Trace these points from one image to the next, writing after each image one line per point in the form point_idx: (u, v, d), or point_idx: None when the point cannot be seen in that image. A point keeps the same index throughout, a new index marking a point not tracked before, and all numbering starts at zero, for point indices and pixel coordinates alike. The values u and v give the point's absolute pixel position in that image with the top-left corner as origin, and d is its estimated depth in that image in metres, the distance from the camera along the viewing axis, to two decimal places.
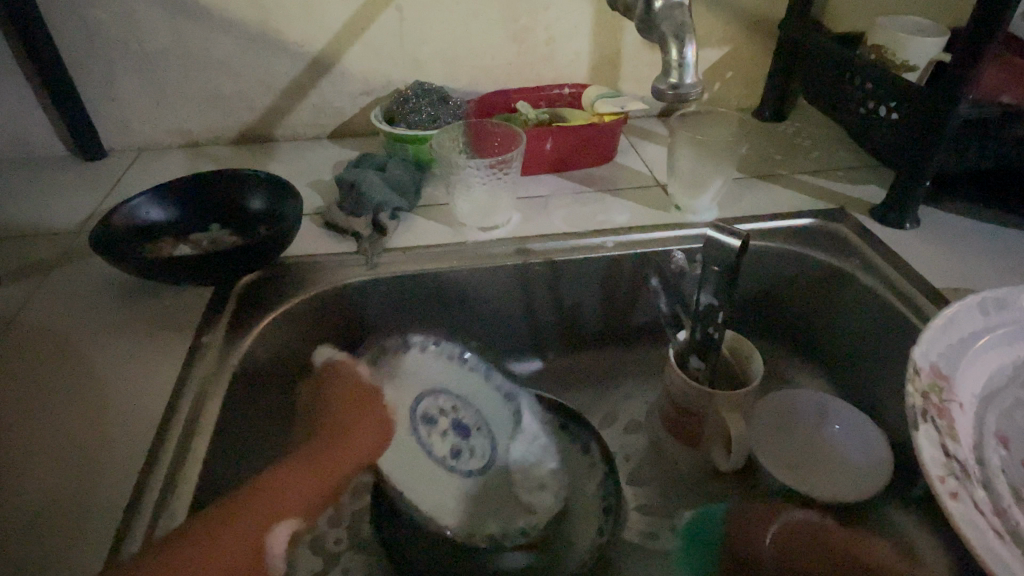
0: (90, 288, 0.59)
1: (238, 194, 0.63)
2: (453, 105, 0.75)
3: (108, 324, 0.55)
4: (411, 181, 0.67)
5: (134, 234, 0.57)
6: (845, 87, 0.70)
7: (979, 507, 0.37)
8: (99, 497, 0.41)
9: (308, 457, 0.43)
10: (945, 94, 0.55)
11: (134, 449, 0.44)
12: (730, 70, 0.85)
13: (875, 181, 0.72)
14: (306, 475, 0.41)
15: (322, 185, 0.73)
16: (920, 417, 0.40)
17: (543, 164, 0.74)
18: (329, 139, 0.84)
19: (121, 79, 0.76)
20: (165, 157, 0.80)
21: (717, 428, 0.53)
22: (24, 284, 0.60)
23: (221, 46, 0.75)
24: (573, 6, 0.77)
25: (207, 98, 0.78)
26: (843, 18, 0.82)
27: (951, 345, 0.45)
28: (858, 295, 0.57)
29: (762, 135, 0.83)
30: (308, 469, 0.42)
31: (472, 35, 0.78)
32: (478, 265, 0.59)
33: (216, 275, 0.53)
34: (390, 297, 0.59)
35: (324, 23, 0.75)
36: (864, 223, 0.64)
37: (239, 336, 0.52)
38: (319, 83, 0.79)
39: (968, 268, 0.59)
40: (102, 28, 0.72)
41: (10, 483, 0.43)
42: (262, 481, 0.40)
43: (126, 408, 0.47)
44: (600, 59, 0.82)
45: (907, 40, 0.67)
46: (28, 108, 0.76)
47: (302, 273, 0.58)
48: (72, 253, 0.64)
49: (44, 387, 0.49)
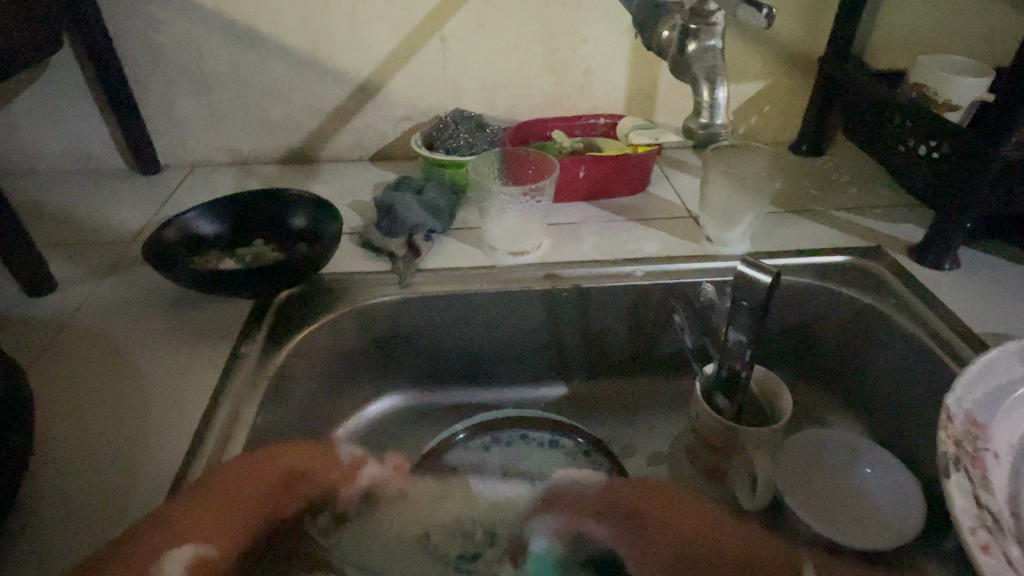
0: (139, 297, 0.62)
1: (283, 211, 0.65)
2: (490, 132, 0.77)
3: (153, 332, 0.57)
4: (445, 205, 0.69)
5: (183, 247, 0.61)
6: (885, 124, 0.69)
7: (1013, 563, 0.36)
8: (136, 499, 0.43)
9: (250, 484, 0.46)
10: (987, 137, 0.54)
11: (168, 456, 0.46)
12: (768, 104, 0.85)
13: (914, 220, 0.71)
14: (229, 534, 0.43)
15: (361, 206, 0.75)
16: (954, 466, 0.40)
17: (575, 191, 0.75)
18: (370, 161, 0.87)
19: (180, 100, 0.80)
20: (214, 174, 0.84)
21: (741, 465, 0.52)
22: (79, 289, 0.64)
23: (274, 71, 0.79)
24: (612, 40, 0.79)
25: (258, 120, 0.82)
26: (884, 57, 0.81)
27: (988, 393, 0.44)
28: (894, 335, 0.56)
29: (799, 170, 0.82)
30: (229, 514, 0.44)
31: (512, 65, 0.80)
32: (519, 323, 0.62)
33: (255, 289, 0.55)
34: (418, 316, 0.60)
35: (372, 52, 0.78)
36: (903, 263, 0.63)
37: (274, 349, 0.54)
38: (364, 107, 0.82)
39: (1012, 314, 0.57)
40: (166, 51, 0.77)
41: (55, 479, 0.45)
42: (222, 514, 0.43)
43: (166, 415, 0.49)
44: (637, 91, 0.83)
45: (950, 80, 0.67)
46: (93, 124, 0.82)
47: (336, 289, 0.60)
48: (125, 262, 0.67)
49: (91, 389, 0.52)
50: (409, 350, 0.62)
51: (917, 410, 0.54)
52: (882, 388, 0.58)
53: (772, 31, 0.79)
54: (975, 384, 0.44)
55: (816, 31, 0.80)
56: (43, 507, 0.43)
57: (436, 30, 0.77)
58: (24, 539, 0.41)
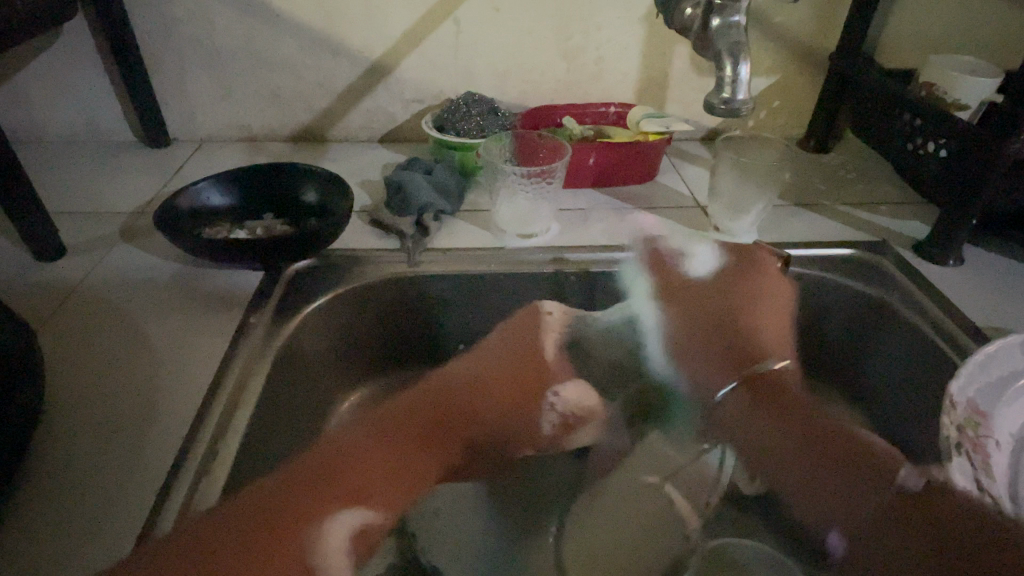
0: (148, 265, 0.62)
1: (295, 184, 0.65)
2: (500, 116, 0.77)
3: (160, 301, 0.58)
4: (455, 186, 0.69)
5: (193, 217, 0.61)
6: (893, 121, 0.70)
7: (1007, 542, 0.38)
8: (145, 460, 0.43)
9: (381, 438, 0.44)
10: (999, 132, 0.54)
11: (177, 421, 0.46)
12: (777, 100, 0.86)
13: (918, 217, 0.72)
14: (367, 476, 0.41)
15: (371, 185, 0.76)
16: (953, 451, 0.41)
17: (584, 179, 0.75)
18: (379, 142, 0.87)
19: (192, 73, 0.80)
20: (224, 149, 0.84)
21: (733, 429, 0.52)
22: (89, 255, 0.64)
23: (288, 47, 0.79)
24: (626, 28, 0.79)
25: (269, 96, 0.82)
26: (894, 55, 0.82)
27: (990, 382, 0.45)
28: (899, 326, 0.56)
29: (806, 165, 0.83)
30: (375, 462, 0.43)
31: (525, 51, 0.80)
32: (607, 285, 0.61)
33: (262, 257, 0.55)
34: (426, 294, 0.61)
35: (386, 31, 0.78)
36: (907, 258, 0.64)
37: (282, 320, 0.54)
38: (375, 88, 0.82)
39: (1015, 310, 0.58)
40: (180, 24, 0.77)
41: (61, 440, 0.45)
42: (340, 445, 0.43)
43: (175, 381, 0.49)
44: (648, 81, 0.83)
45: (959, 79, 0.67)
46: (104, 94, 0.82)
47: (346, 264, 0.60)
48: (133, 232, 0.67)
49: (101, 353, 0.52)
50: (418, 327, 0.62)
51: (919, 400, 0.55)
52: (884, 379, 0.59)
53: (783, 26, 0.80)
54: (980, 374, 0.44)
55: (828, 27, 0.80)
56: (54, 466, 0.43)
57: (451, 12, 0.77)
58: (34, 497, 0.41)
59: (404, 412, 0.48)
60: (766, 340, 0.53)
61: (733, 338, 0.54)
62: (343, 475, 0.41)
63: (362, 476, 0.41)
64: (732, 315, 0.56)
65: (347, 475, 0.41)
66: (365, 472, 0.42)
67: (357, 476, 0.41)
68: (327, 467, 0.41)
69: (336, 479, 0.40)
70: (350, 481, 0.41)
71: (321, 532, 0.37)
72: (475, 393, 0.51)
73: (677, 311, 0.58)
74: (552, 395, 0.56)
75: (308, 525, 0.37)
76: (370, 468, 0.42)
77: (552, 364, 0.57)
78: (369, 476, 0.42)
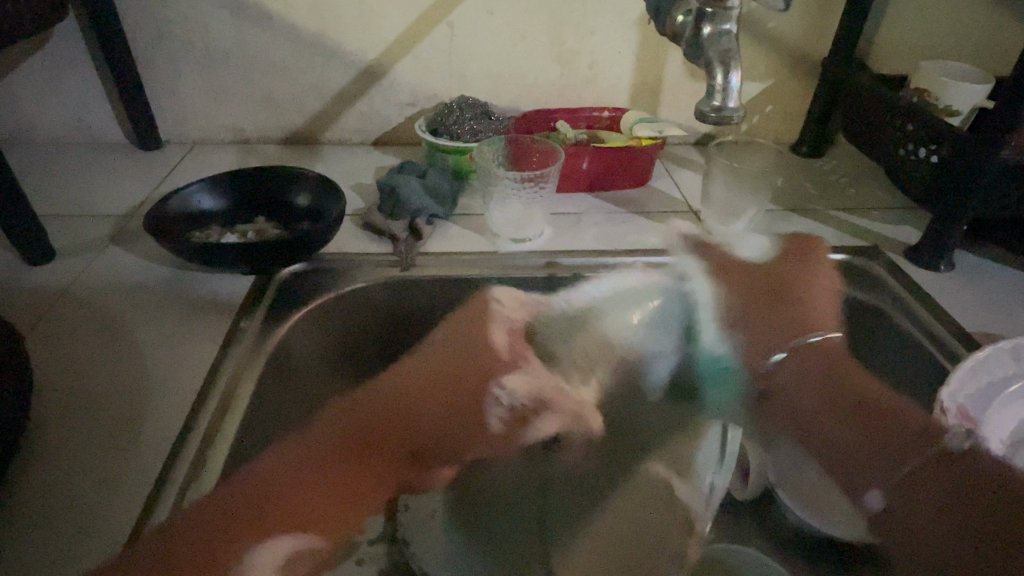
0: (139, 269, 0.62)
1: (287, 188, 0.65)
2: (494, 120, 0.77)
3: (150, 305, 0.57)
4: (448, 190, 0.69)
5: (184, 221, 0.61)
6: (884, 128, 0.70)
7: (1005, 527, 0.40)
8: (134, 466, 0.43)
9: (302, 452, 0.46)
10: (991, 138, 0.55)
11: (166, 426, 0.46)
12: (771, 104, 0.86)
13: (910, 221, 0.72)
14: (300, 496, 0.43)
15: (364, 188, 0.75)
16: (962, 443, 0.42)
17: (577, 183, 0.75)
18: (373, 145, 0.87)
19: (184, 75, 0.80)
20: (216, 151, 0.83)
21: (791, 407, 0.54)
22: (78, 259, 0.63)
23: (281, 50, 0.78)
24: (620, 32, 0.79)
25: (262, 99, 0.82)
26: (886, 61, 0.82)
27: (980, 387, 0.45)
28: (890, 331, 0.57)
29: (799, 170, 0.83)
30: (319, 483, 0.45)
31: (519, 55, 0.80)
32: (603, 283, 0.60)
33: (254, 262, 0.55)
34: (418, 298, 0.60)
35: (380, 35, 0.78)
36: (898, 263, 0.64)
37: (274, 325, 0.54)
38: (369, 91, 0.82)
39: (1005, 314, 0.58)
40: (172, 26, 0.76)
41: (48, 445, 0.45)
42: (275, 469, 0.44)
43: (164, 385, 0.49)
44: (641, 85, 0.83)
45: (950, 85, 0.68)
46: (95, 96, 0.81)
47: (337, 269, 0.60)
48: (123, 234, 0.67)
49: (90, 357, 0.52)
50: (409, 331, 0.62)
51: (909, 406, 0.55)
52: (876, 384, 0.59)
53: (776, 32, 0.80)
54: (971, 379, 0.44)
55: (821, 32, 0.80)
56: (40, 472, 0.43)
57: (445, 15, 0.77)
58: (22, 503, 0.41)
59: (342, 431, 0.49)
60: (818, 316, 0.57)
61: (775, 300, 0.58)
62: (280, 497, 0.42)
63: (294, 497, 0.43)
64: (794, 287, 0.59)
65: (287, 494, 0.43)
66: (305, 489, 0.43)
67: (289, 498, 0.43)
68: (256, 489, 0.42)
69: (277, 502, 0.42)
70: (286, 502, 0.42)
71: (253, 558, 0.39)
72: (404, 403, 0.52)
73: (733, 288, 0.60)
74: (497, 388, 0.54)
75: (240, 552, 0.39)
76: (306, 487, 0.44)
77: (504, 355, 0.55)
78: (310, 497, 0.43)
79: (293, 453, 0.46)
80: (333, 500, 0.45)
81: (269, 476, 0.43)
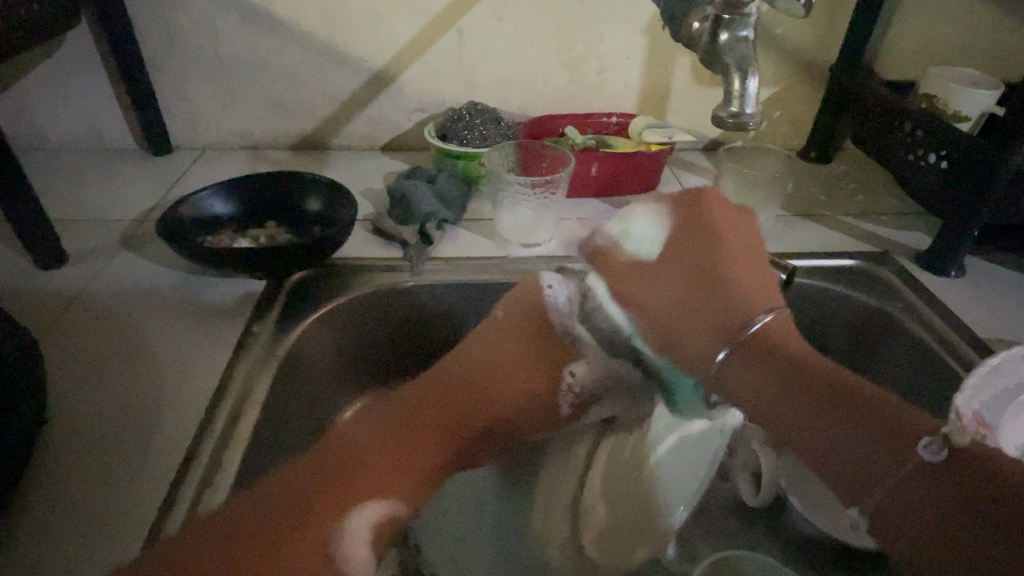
0: (150, 273, 0.62)
1: (298, 193, 0.65)
2: (503, 125, 0.78)
3: (163, 310, 0.57)
4: (458, 195, 0.69)
5: (195, 225, 0.61)
6: (894, 133, 0.70)
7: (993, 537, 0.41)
8: (147, 470, 0.43)
9: (396, 421, 0.41)
10: (1001, 143, 0.55)
11: (180, 431, 0.46)
12: (778, 110, 0.86)
13: (920, 227, 0.72)
14: (390, 460, 0.39)
15: (373, 194, 0.76)
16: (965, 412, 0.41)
17: (587, 188, 0.75)
18: (381, 150, 0.87)
19: (193, 81, 0.80)
20: (226, 157, 0.84)
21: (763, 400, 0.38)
22: (90, 263, 0.64)
23: (291, 55, 0.79)
24: (628, 38, 0.79)
25: (272, 104, 0.82)
26: (894, 66, 0.82)
27: (995, 394, 0.45)
28: (902, 337, 0.57)
29: (808, 176, 0.83)
30: (412, 451, 0.40)
31: (527, 61, 0.81)
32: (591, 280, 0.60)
33: (265, 266, 0.55)
34: (429, 303, 0.61)
35: (389, 41, 0.78)
36: (909, 268, 0.64)
37: (285, 330, 0.54)
38: (378, 96, 0.82)
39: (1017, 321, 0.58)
40: (183, 32, 0.77)
41: (62, 450, 0.45)
42: (358, 432, 0.40)
43: (177, 390, 0.49)
44: (650, 91, 0.84)
45: (960, 91, 0.68)
46: (106, 101, 0.82)
47: (347, 275, 0.60)
48: (135, 240, 0.67)
49: (103, 361, 0.52)
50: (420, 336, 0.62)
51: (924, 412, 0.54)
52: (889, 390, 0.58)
53: (784, 38, 0.80)
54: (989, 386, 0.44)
55: (829, 38, 0.81)
56: (53, 477, 0.43)
57: (454, 21, 0.77)
58: (35, 508, 0.41)
59: (419, 406, 0.43)
60: (749, 293, 0.43)
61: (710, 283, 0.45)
62: (350, 476, 0.37)
63: (387, 464, 0.39)
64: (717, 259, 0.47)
65: (373, 470, 0.38)
66: (386, 462, 0.39)
67: (372, 473, 0.38)
68: (319, 473, 0.36)
69: (354, 475, 0.37)
70: (359, 480, 0.37)
71: (348, 524, 0.35)
72: (466, 384, 0.46)
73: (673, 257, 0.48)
74: (568, 375, 0.52)
75: (335, 519, 0.35)
76: (406, 448, 0.40)
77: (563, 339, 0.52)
78: (399, 465, 0.39)
79: (377, 427, 0.41)
80: (409, 482, 0.39)
81: (380, 426, 0.41)
